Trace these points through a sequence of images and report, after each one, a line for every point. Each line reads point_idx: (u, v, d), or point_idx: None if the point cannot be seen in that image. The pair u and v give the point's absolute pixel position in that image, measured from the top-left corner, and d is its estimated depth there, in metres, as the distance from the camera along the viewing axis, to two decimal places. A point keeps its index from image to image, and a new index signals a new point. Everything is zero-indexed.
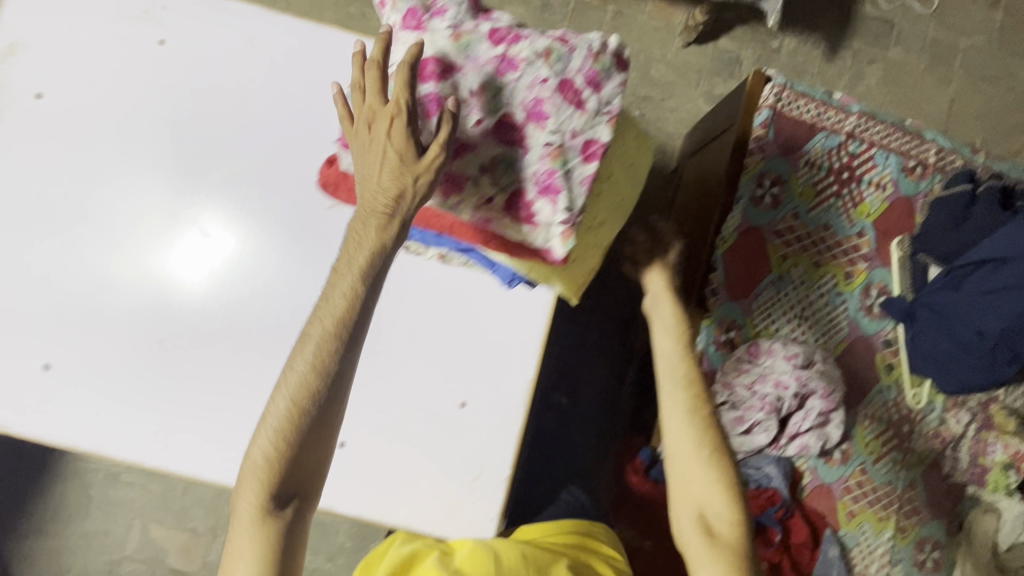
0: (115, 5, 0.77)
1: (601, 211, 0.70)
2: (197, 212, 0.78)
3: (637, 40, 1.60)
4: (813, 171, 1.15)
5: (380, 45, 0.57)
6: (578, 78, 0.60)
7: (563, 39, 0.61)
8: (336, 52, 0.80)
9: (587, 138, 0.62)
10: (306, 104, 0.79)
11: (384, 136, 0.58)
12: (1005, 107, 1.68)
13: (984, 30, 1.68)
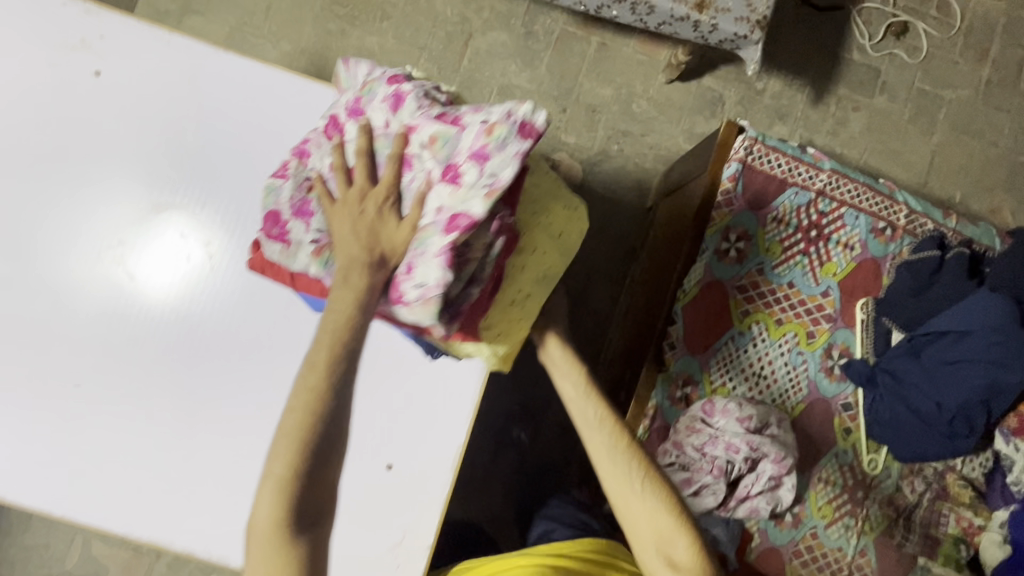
0: (49, 31, 0.76)
1: (525, 285, 0.77)
2: (132, 248, 0.78)
3: (620, 73, 1.58)
4: (780, 227, 1.13)
5: (366, 131, 0.69)
6: (461, 159, 0.65)
7: (452, 124, 0.67)
8: (280, 91, 0.80)
9: (456, 213, 0.63)
10: (247, 139, 0.80)
11: (373, 209, 0.67)
12: (986, 163, 1.67)
13: (970, 84, 1.67)
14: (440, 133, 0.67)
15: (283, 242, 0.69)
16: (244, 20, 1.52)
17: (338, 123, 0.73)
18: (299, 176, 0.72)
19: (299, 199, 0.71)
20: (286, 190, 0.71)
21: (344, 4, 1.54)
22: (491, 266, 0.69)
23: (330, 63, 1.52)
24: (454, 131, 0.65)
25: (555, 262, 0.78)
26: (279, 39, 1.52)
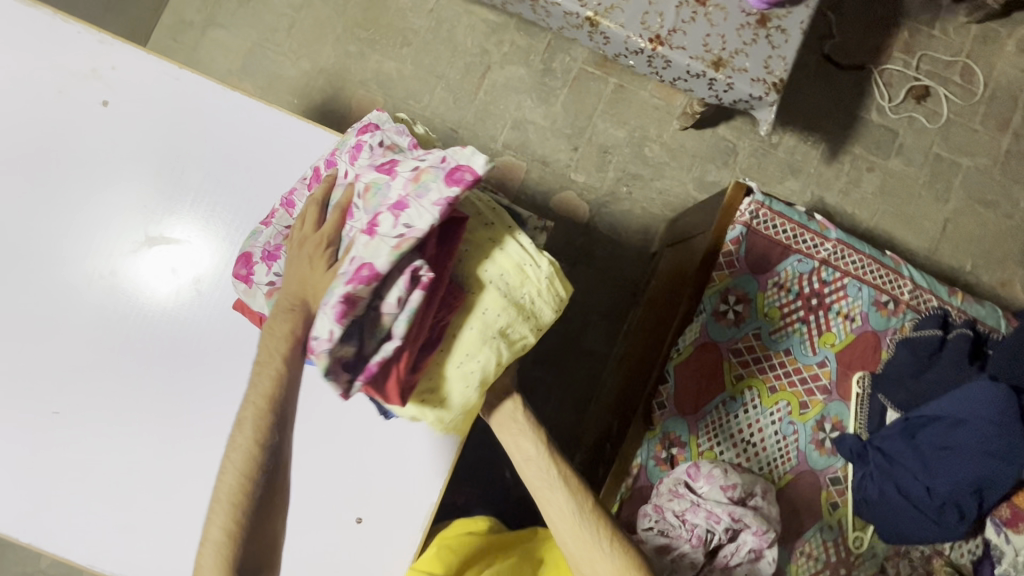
0: (63, 62, 0.82)
1: (472, 347, 0.76)
2: (123, 275, 0.83)
3: (635, 116, 1.58)
4: (781, 293, 1.11)
5: (323, 185, 0.77)
6: (385, 206, 0.70)
7: (388, 174, 0.73)
8: (281, 127, 0.85)
9: (363, 263, 0.67)
10: (249, 166, 0.84)
11: (306, 254, 0.72)
12: (1000, 234, 1.65)
13: (988, 152, 1.65)
14: (376, 181, 0.73)
15: (247, 283, 0.76)
16: (266, 36, 1.53)
17: (317, 172, 0.83)
18: (279, 224, 0.80)
19: (273, 243, 0.77)
20: (265, 236, 0.79)
21: (366, 28, 1.55)
22: (403, 322, 0.69)
23: (348, 85, 1.53)
24: (385, 180, 0.72)
25: (512, 321, 0.77)
26: (299, 57, 1.53)
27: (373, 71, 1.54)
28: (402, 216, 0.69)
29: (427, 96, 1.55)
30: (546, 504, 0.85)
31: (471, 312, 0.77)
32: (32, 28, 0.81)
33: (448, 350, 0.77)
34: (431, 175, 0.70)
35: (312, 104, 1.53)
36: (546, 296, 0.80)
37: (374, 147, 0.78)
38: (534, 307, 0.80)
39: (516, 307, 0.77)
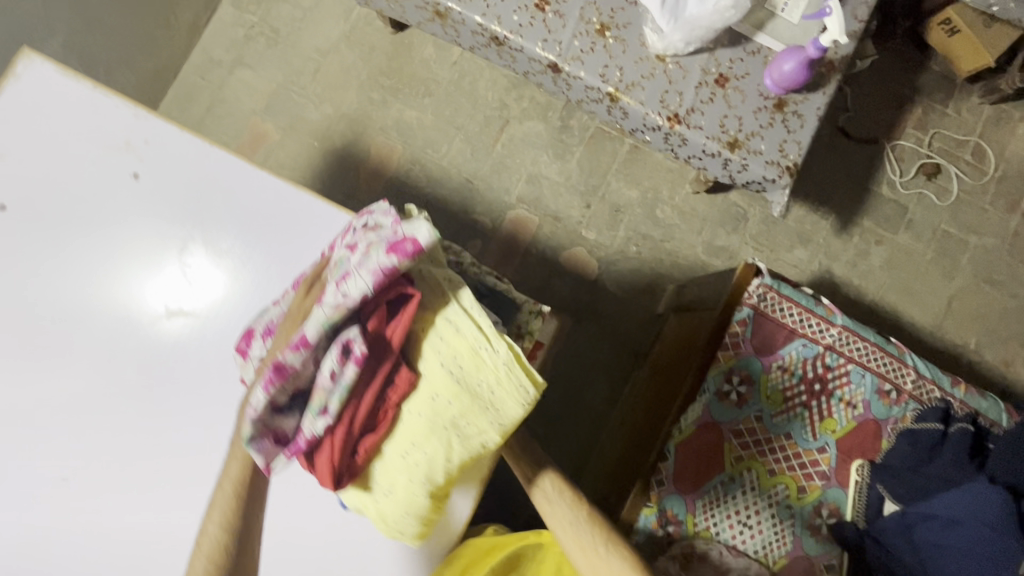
0: (101, 132, 0.87)
1: (418, 436, 0.75)
2: (129, 341, 0.86)
3: (648, 177, 1.60)
4: (784, 376, 1.13)
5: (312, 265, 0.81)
6: (336, 277, 0.72)
7: (352, 246, 0.75)
8: (301, 209, 0.88)
9: (301, 331, 0.68)
10: (268, 245, 0.88)
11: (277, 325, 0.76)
12: (1005, 314, 1.65)
13: (995, 232, 1.66)
14: (342, 255, 0.75)
15: (245, 356, 0.79)
16: (292, 78, 1.56)
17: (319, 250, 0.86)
18: (283, 297, 0.80)
19: (270, 318, 0.78)
20: (268, 311, 0.80)
21: (389, 76, 1.57)
22: (336, 398, 0.69)
23: (369, 131, 1.56)
24: (346, 254, 0.74)
25: (464, 412, 0.74)
26: (322, 101, 1.56)
27: (393, 121, 1.57)
28: (344, 285, 0.69)
29: (445, 146, 1.57)
30: (547, 514, 0.82)
31: (420, 401, 0.75)
32: (73, 99, 0.87)
33: (398, 443, 0.77)
34: (377, 245, 0.69)
35: (332, 147, 1.56)
36: (507, 385, 0.74)
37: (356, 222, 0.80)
38: (494, 401, 0.74)
39: (467, 395, 0.74)
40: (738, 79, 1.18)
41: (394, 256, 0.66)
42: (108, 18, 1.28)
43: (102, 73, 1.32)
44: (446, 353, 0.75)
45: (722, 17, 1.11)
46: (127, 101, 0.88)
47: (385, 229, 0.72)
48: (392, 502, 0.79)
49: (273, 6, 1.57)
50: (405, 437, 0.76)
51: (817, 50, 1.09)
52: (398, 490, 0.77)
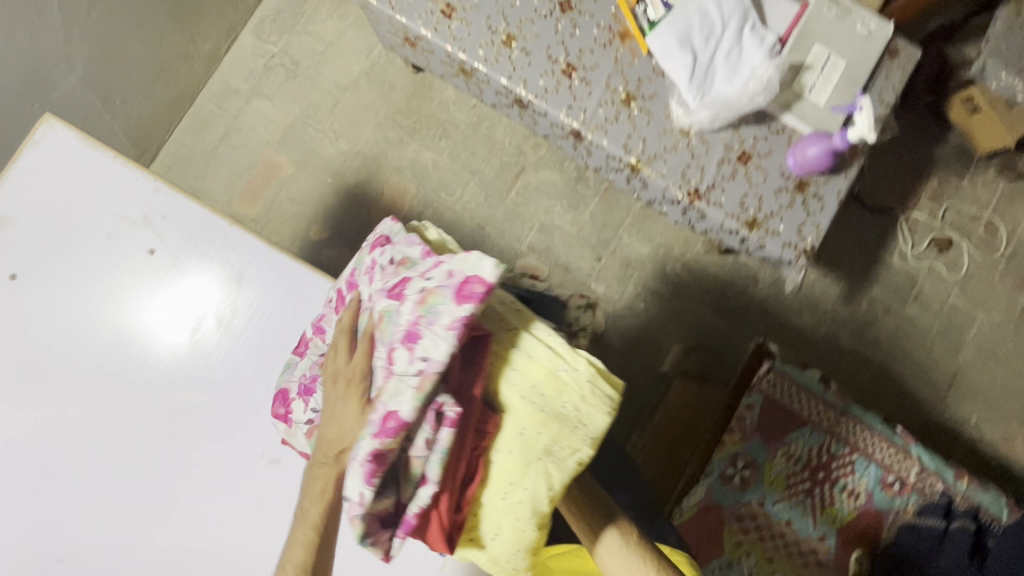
0: (121, 204, 0.89)
1: (516, 477, 0.73)
2: (120, 400, 0.87)
3: (661, 234, 1.59)
4: (788, 462, 1.13)
5: (346, 314, 0.78)
6: (397, 338, 0.70)
7: (396, 299, 0.72)
8: (311, 294, 0.89)
9: (388, 411, 0.66)
10: (274, 326, 0.89)
11: (336, 392, 0.73)
12: (1010, 392, 1.63)
13: (1003, 309, 1.65)
14: (386, 309, 0.73)
15: (288, 421, 0.82)
16: (309, 112, 1.55)
17: (338, 294, 0.84)
18: (314, 353, 0.84)
19: (307, 377, 0.82)
20: (300, 369, 0.84)
21: (407, 115, 1.56)
22: (433, 465, 0.69)
23: (383, 170, 1.55)
24: (395, 307, 0.71)
25: (552, 439, 0.72)
26: (338, 137, 1.55)
27: (407, 161, 1.55)
28: (417, 348, 0.67)
29: (459, 190, 1.56)
30: (607, 563, 0.82)
31: (508, 441, 0.74)
32: (97, 169, 0.89)
33: (495, 485, 0.75)
34: (439, 296, 0.68)
35: (345, 184, 1.54)
36: (591, 400, 0.73)
37: (383, 266, 0.77)
38: (581, 420, 0.73)
39: (554, 422, 0.72)
40: (759, 157, 1.17)
41: (467, 304, 0.67)
42: (129, 50, 1.26)
43: (120, 104, 1.30)
44: (524, 381, 0.74)
45: (752, 100, 1.12)
46: (150, 174, 0.89)
47: (436, 277, 0.70)
48: (499, 545, 0.78)
49: (294, 37, 1.55)
50: (503, 479, 0.74)
51: (843, 142, 1.11)
52: (505, 532, 0.76)
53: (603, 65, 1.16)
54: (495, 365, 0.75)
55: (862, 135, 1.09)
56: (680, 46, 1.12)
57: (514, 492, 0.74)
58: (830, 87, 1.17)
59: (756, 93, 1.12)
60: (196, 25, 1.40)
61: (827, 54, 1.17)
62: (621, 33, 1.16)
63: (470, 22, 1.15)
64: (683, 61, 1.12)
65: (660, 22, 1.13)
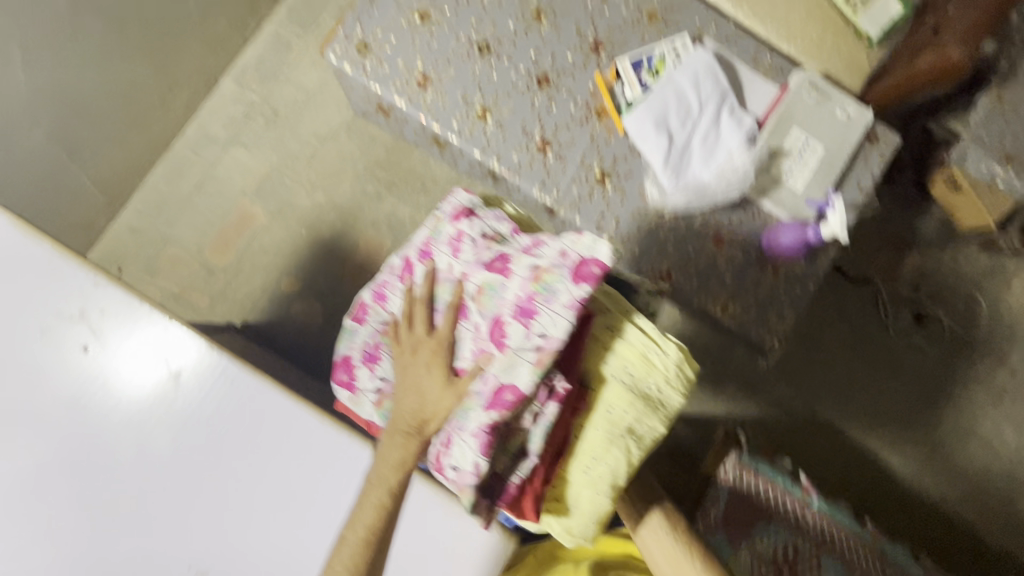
0: (56, 298, 0.91)
1: (602, 453, 0.88)
2: (45, 497, 0.88)
3: None
4: (754, 563, 1.08)
5: (425, 288, 0.93)
6: (508, 314, 0.86)
7: (505, 276, 0.90)
8: (246, 389, 0.92)
9: (503, 385, 0.82)
10: (208, 419, 0.91)
11: (424, 360, 0.88)
12: (986, 471, 1.60)
13: (982, 386, 1.62)
14: (490, 284, 0.90)
15: (351, 388, 0.98)
16: (287, 162, 1.53)
17: (409, 264, 0.99)
18: (374, 321, 0.99)
19: (371, 345, 0.98)
20: (362, 336, 0.98)
21: (387, 169, 1.54)
22: (539, 435, 0.85)
23: (359, 223, 1.52)
24: (501, 283, 0.89)
25: (636, 418, 0.90)
26: (315, 188, 1.53)
27: (382, 216, 1.53)
28: (532, 324, 0.84)
29: None
30: (649, 545, 0.92)
31: (599, 417, 0.90)
32: (32, 262, 0.91)
33: (579, 460, 0.89)
34: (556, 277, 0.86)
35: (321, 237, 1.52)
36: (673, 382, 0.92)
37: (476, 239, 0.95)
38: (660, 403, 0.91)
39: (639, 401, 0.90)
40: (735, 240, 1.16)
41: (584, 283, 0.84)
42: (101, 104, 1.23)
43: (89, 155, 1.27)
44: (616, 364, 0.91)
45: (728, 187, 1.11)
46: (87, 268, 0.92)
47: (549, 257, 0.88)
48: (576, 517, 0.89)
49: (276, 86, 1.54)
50: (588, 451, 0.89)
51: (816, 235, 1.12)
52: (583, 502, 0.89)
53: (578, 143, 1.15)
54: (593, 349, 0.92)
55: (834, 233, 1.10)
56: (657, 126, 1.10)
57: (601, 467, 0.88)
58: (808, 172, 1.15)
59: (729, 180, 1.11)
60: (175, 77, 1.38)
61: (805, 139, 1.16)
62: (597, 110, 1.15)
63: (446, 94, 1.13)
64: (659, 142, 1.10)
65: (637, 103, 1.12)
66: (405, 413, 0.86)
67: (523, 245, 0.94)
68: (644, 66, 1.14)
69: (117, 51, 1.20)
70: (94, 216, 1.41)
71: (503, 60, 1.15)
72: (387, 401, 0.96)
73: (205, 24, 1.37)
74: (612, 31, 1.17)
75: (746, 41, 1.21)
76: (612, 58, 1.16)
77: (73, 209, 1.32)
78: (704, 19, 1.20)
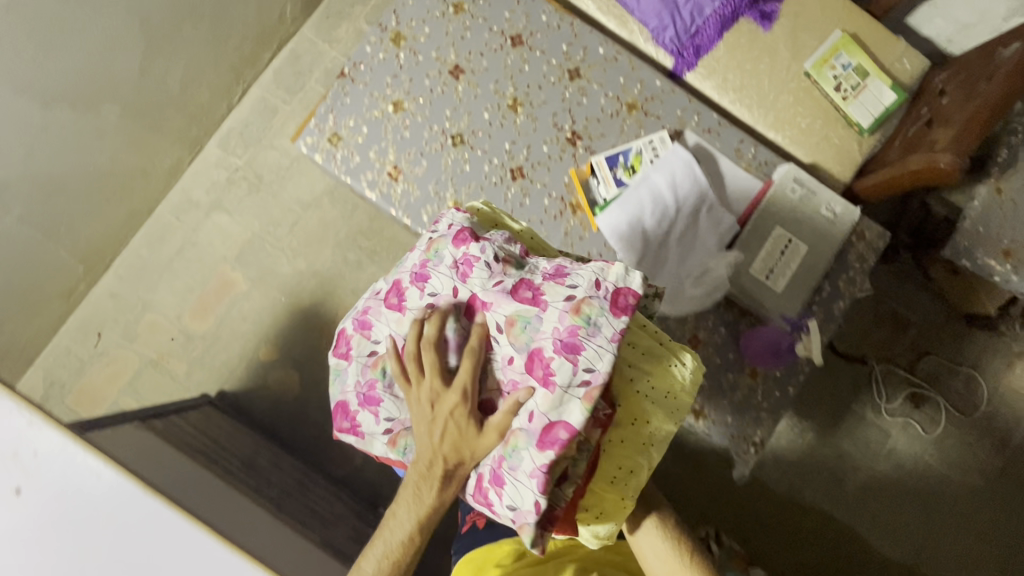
0: None
1: (625, 460, 0.81)
2: None
3: None
4: None
5: (438, 320, 0.81)
6: (550, 348, 0.75)
7: (538, 305, 0.79)
8: (131, 512, 0.74)
9: (554, 423, 0.73)
10: (75, 545, 0.73)
11: (450, 408, 0.78)
12: (982, 562, 1.53)
13: (981, 471, 1.56)
14: (522, 315, 0.78)
15: (357, 432, 0.88)
16: (269, 228, 1.52)
17: (399, 289, 0.89)
18: (362, 355, 0.89)
19: (366, 383, 0.87)
20: (353, 376, 0.89)
21: (369, 237, 1.52)
22: (581, 463, 0.77)
23: (339, 292, 1.51)
24: (536, 314, 0.78)
25: (661, 422, 0.82)
26: (296, 255, 1.52)
27: (363, 285, 1.51)
28: (579, 359, 0.75)
29: None
30: (642, 539, 0.92)
31: (623, 426, 0.81)
32: None
33: (605, 469, 0.81)
34: (594, 307, 0.76)
35: (299, 304, 1.50)
36: (689, 390, 0.84)
37: (489, 263, 0.83)
38: (683, 405, 0.84)
39: (664, 409, 0.82)
40: (711, 342, 1.12)
41: (622, 315, 0.76)
42: (79, 184, 1.22)
43: (66, 230, 1.27)
44: (635, 372, 0.82)
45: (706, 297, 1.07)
46: None
47: (583, 286, 0.78)
48: (605, 522, 0.82)
49: (260, 151, 1.53)
50: (613, 462, 0.81)
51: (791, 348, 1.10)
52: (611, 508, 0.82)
53: (551, 238, 1.11)
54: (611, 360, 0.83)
55: (807, 356, 1.09)
56: (631, 228, 1.07)
57: (625, 473, 0.81)
58: (789, 272, 1.12)
59: (705, 291, 1.07)
60: (157, 149, 1.37)
61: (787, 238, 1.12)
62: (572, 204, 1.12)
63: (416, 186, 1.11)
64: (632, 244, 1.07)
65: (611, 202, 1.09)
66: (434, 459, 0.79)
67: (543, 270, 0.83)
68: (620, 161, 1.11)
69: (96, 135, 1.19)
70: (73, 284, 1.41)
71: (477, 151, 1.12)
72: (403, 439, 0.87)
73: (188, 97, 1.36)
74: (590, 122, 1.15)
75: (731, 131, 1.17)
76: (590, 150, 1.14)
77: (50, 281, 1.32)
78: (685, 110, 1.17)
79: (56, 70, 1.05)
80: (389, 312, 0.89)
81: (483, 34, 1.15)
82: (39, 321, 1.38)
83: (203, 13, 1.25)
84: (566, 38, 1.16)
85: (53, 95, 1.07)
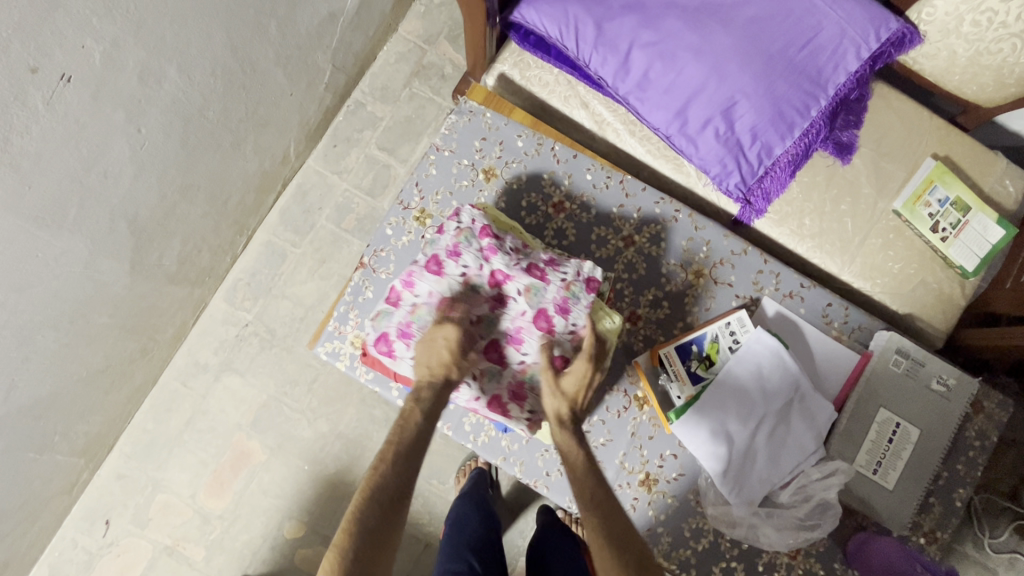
0: None
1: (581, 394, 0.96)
2: None
3: None
4: None
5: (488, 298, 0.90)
6: (550, 307, 0.88)
7: (541, 279, 0.89)
8: None
9: None
10: None
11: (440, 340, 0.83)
12: None
13: None
14: (532, 287, 0.89)
15: (391, 356, 0.91)
16: (285, 388, 1.37)
17: (438, 258, 0.89)
18: (405, 304, 0.90)
19: (405, 322, 0.90)
20: (398, 316, 0.90)
21: None
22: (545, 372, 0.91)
23: (367, 453, 1.35)
24: (543, 286, 0.88)
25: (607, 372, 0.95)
26: (316, 416, 1.36)
27: None
28: (568, 319, 0.89)
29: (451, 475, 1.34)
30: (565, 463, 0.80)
31: None
32: None
33: None
34: (577, 286, 0.89)
35: (323, 471, 1.35)
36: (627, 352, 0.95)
37: (509, 251, 0.89)
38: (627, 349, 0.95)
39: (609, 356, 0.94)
40: (811, 551, 0.95)
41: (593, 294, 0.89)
42: (71, 393, 1.08)
43: (60, 438, 1.13)
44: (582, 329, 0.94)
45: (807, 530, 0.91)
46: None
47: (571, 273, 0.90)
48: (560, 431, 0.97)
49: (270, 302, 1.38)
50: None
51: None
52: None
53: (618, 439, 0.98)
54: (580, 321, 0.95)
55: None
56: (713, 437, 0.91)
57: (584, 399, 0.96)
58: (900, 464, 0.94)
59: (809, 515, 0.92)
60: (156, 324, 1.23)
61: (895, 421, 0.94)
62: (639, 397, 0.98)
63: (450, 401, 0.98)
64: (716, 453, 0.91)
65: (689, 405, 0.93)
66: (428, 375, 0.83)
67: (542, 257, 0.91)
68: (693, 351, 0.96)
69: (85, 340, 1.05)
70: (76, 475, 1.28)
71: None
72: None
73: (187, 266, 1.22)
74: (652, 300, 1.01)
75: (817, 293, 1.01)
76: (654, 333, 1.00)
77: (48, 485, 1.19)
78: (762, 273, 1.01)
79: (34, 299, 0.90)
80: (431, 276, 0.89)
81: (521, 203, 1.02)
82: (39, 523, 1.24)
83: (200, 186, 1.11)
84: (617, 197, 1.02)
85: (29, 324, 0.92)
